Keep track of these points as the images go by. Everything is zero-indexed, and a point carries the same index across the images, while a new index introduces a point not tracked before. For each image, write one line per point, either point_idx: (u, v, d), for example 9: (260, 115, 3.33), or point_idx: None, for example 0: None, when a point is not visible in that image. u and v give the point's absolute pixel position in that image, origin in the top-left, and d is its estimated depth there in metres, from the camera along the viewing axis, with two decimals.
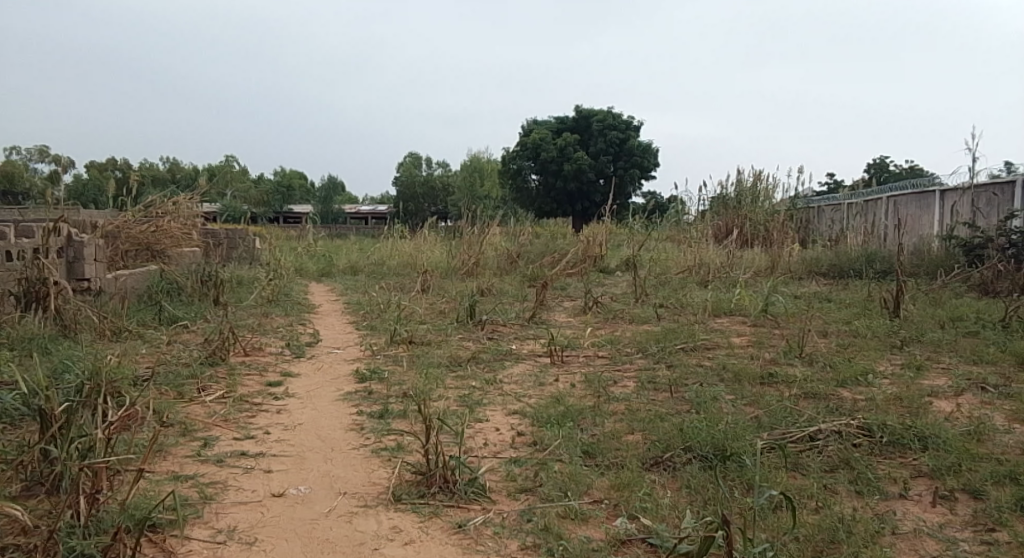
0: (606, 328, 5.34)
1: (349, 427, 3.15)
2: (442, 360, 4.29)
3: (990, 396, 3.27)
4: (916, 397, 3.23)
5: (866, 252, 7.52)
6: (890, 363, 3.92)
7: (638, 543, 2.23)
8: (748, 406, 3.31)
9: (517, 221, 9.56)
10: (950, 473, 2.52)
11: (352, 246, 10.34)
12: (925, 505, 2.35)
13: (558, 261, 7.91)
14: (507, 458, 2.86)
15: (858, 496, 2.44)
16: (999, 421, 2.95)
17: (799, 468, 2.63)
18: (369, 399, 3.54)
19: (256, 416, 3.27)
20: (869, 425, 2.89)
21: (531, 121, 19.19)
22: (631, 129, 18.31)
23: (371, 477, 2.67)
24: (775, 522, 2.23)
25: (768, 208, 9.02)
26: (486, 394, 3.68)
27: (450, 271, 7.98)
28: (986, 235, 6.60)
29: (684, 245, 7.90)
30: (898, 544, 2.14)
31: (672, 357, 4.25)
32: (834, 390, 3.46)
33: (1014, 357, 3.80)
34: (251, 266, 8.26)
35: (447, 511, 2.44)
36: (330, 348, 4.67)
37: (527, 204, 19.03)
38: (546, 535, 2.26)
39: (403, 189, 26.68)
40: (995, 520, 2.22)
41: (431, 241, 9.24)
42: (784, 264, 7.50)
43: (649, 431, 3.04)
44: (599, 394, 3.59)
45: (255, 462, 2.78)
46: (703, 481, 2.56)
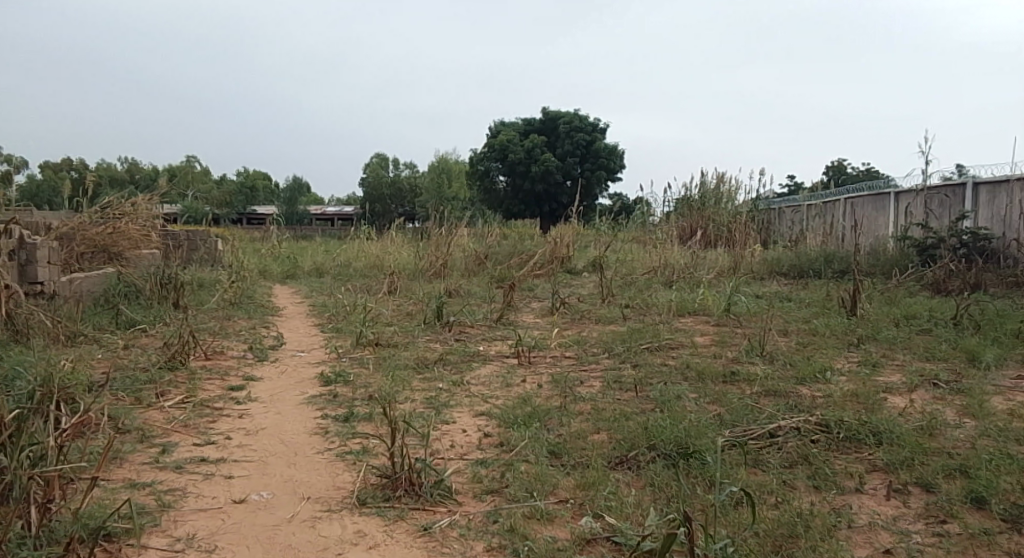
0: (572, 329, 5.38)
1: (314, 431, 3.11)
2: (408, 362, 4.27)
3: (942, 391, 3.37)
4: (872, 394, 3.31)
5: (825, 253, 7.69)
6: (847, 360, 4.01)
7: (603, 542, 2.24)
8: (711, 404, 3.36)
9: (485, 222, 9.57)
10: (904, 467, 2.59)
11: (318, 248, 10.24)
12: (880, 499, 2.41)
13: (526, 262, 7.94)
14: (473, 460, 2.86)
15: (816, 490, 2.49)
16: (950, 416, 3.04)
17: (759, 464, 2.67)
18: (333, 402, 3.51)
19: (217, 421, 3.22)
20: (827, 421, 2.95)
21: (498, 122, 19.19)
22: (597, 131, 18.45)
23: (336, 481, 2.65)
24: (736, 518, 2.27)
25: (731, 209, 9.17)
26: (453, 396, 3.67)
27: (418, 273, 7.95)
28: (939, 236, 6.87)
29: (649, 245, 7.99)
30: (853, 537, 2.19)
31: (638, 357, 4.30)
32: (793, 388, 3.53)
33: (965, 353, 3.92)
34: (214, 268, 8.12)
35: (412, 514, 2.43)
36: (294, 351, 4.62)
37: (494, 205, 19.03)
38: (512, 536, 2.27)
39: (369, 190, 26.49)
40: (947, 513, 2.28)
41: (399, 242, 9.19)
42: (746, 264, 7.63)
43: (614, 430, 3.07)
44: (565, 394, 3.62)
45: (216, 467, 2.74)
46: (667, 479, 2.59)
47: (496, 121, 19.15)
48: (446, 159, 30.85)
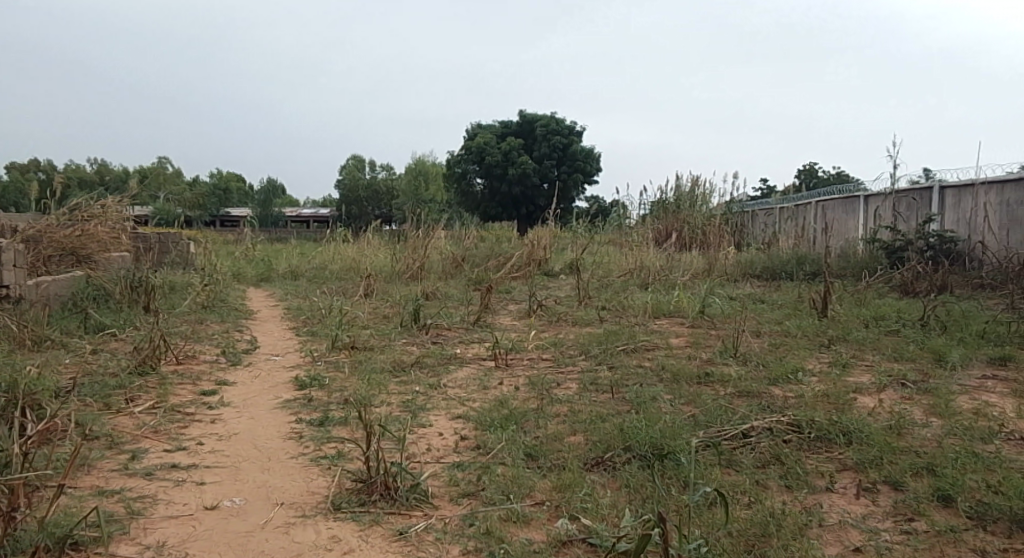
0: (549, 331, 5.39)
1: (288, 436, 3.09)
2: (384, 366, 4.25)
3: (909, 391, 3.43)
4: (842, 394, 3.37)
5: (797, 255, 7.80)
6: (819, 361, 4.07)
7: (579, 543, 2.25)
8: (686, 405, 3.39)
9: (462, 224, 9.56)
10: (873, 465, 2.63)
11: (293, 250, 10.15)
12: (850, 498, 2.45)
13: (503, 265, 7.94)
14: (449, 463, 2.86)
15: (788, 490, 2.52)
16: (918, 415, 3.09)
17: (733, 465, 2.70)
18: (308, 406, 3.48)
19: (189, 426, 3.18)
20: (799, 421, 2.99)
21: (475, 124, 19.20)
22: (573, 134, 18.53)
23: (310, 486, 2.63)
24: (709, 518, 2.29)
25: (705, 212, 9.26)
26: (430, 399, 3.66)
27: (394, 275, 7.92)
28: (907, 238, 6.99)
29: (625, 248, 8.03)
30: (824, 535, 2.22)
31: (614, 359, 4.32)
32: (766, 388, 3.57)
33: (932, 354, 4.00)
34: (186, 271, 8.02)
35: (387, 518, 2.42)
36: (268, 355, 4.57)
37: (471, 208, 19.01)
38: (488, 539, 2.27)
39: (345, 192, 26.32)
40: (914, 511, 2.32)
41: (375, 245, 9.15)
42: (720, 266, 7.72)
43: (591, 431, 3.08)
44: (542, 396, 3.62)
45: (187, 474, 2.70)
46: (642, 480, 2.61)
47: (472, 124, 19.13)
48: (422, 161, 30.77)
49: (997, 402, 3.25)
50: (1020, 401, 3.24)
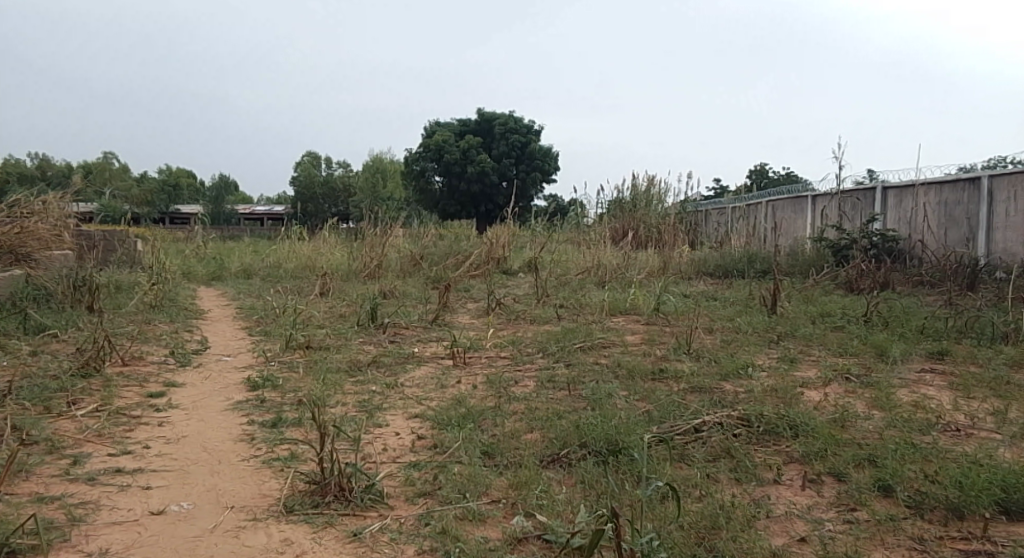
0: (508, 329, 5.40)
1: (239, 438, 3.03)
2: (340, 365, 4.20)
3: (853, 385, 3.53)
4: (790, 388, 3.46)
5: (748, 253, 7.97)
6: (768, 356, 4.17)
7: (534, 540, 2.27)
8: (640, 401, 3.43)
9: (420, 222, 9.52)
10: (818, 457, 2.70)
11: (247, 248, 9.96)
12: (797, 489, 2.52)
13: (462, 263, 7.93)
14: (405, 462, 2.85)
15: (737, 482, 2.58)
16: (860, 408, 3.20)
17: (685, 459, 2.75)
18: (260, 407, 3.43)
19: (135, 430, 3.10)
20: (748, 415, 3.06)
21: (433, 122, 19.12)
22: (532, 133, 18.62)
23: (261, 489, 2.59)
24: (662, 512, 2.34)
25: (661, 211, 9.39)
26: (386, 398, 3.64)
27: (351, 274, 7.84)
28: (852, 237, 7.17)
29: (582, 246, 8.09)
30: (771, 527, 2.28)
31: (571, 356, 4.36)
32: (718, 383, 3.65)
33: (874, 349, 4.13)
34: (133, 270, 7.81)
35: (342, 520, 2.40)
36: (219, 355, 4.48)
37: (430, 206, 18.90)
38: (443, 538, 2.27)
39: (301, 189, 25.91)
40: (856, 501, 2.39)
41: (331, 243, 9.03)
42: (675, 264, 7.83)
43: (547, 429, 3.10)
44: (500, 394, 3.63)
45: (132, 478, 2.64)
46: (597, 476, 2.63)
47: (430, 121, 19.01)
48: (380, 159, 30.50)
49: (935, 394, 3.37)
50: (956, 393, 3.37)
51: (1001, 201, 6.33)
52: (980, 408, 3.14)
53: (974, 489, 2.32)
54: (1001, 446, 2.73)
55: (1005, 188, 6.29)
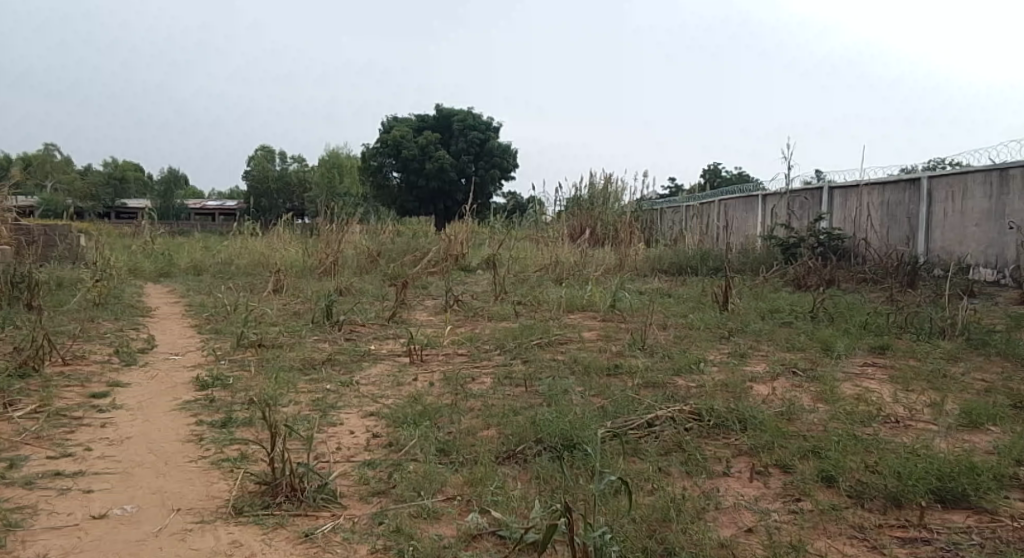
0: (465, 326, 5.40)
1: (187, 439, 2.97)
2: (293, 364, 4.14)
3: (800, 379, 3.63)
4: (739, 383, 3.53)
5: (701, 251, 8.10)
6: (719, 351, 4.25)
7: (488, 537, 2.27)
8: (596, 396, 3.47)
9: (378, 218, 9.43)
10: (766, 450, 2.77)
11: (197, 244, 9.73)
12: (745, 481, 2.57)
13: (420, 260, 7.89)
14: (360, 461, 2.82)
15: (688, 475, 2.63)
16: (806, 401, 3.28)
17: (638, 453, 2.79)
18: (210, 407, 3.36)
19: (75, 431, 3.01)
20: (699, 410, 3.12)
21: (391, 117, 18.95)
22: (491, 130, 18.62)
23: (209, 490, 2.53)
24: (615, 506, 2.36)
25: (617, 209, 9.50)
26: (341, 397, 3.60)
27: (306, 270, 7.73)
28: (800, 236, 7.35)
29: (541, 243, 8.12)
30: (720, 518, 2.32)
31: (528, 353, 4.37)
32: (671, 378, 3.70)
33: (820, 344, 4.24)
34: (76, 266, 7.56)
35: (293, 521, 2.37)
36: (166, 354, 4.38)
37: (387, 203, 18.73)
38: (397, 536, 2.25)
39: (254, 184, 25.40)
40: (801, 491, 2.45)
41: (286, 239, 8.89)
42: (631, 261, 7.92)
43: (503, 425, 3.11)
44: (456, 391, 3.62)
45: (74, 481, 2.56)
46: (552, 471, 2.65)
47: (388, 117, 18.85)
48: (336, 154, 30.14)
49: (876, 387, 3.48)
50: (895, 386, 3.49)
51: (940, 202, 6.56)
52: (918, 401, 3.26)
53: (912, 479, 2.40)
54: (937, 436, 2.83)
55: (944, 188, 6.53)
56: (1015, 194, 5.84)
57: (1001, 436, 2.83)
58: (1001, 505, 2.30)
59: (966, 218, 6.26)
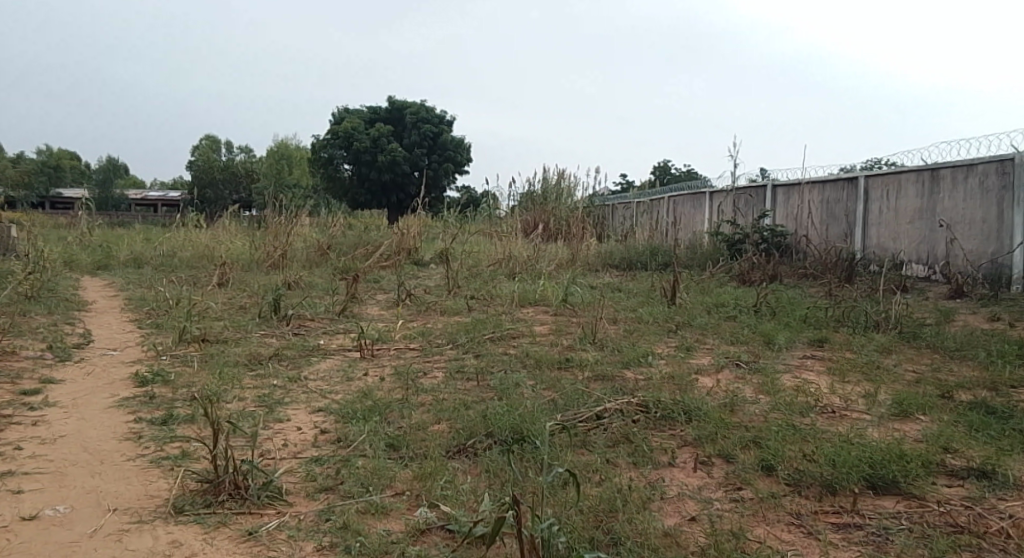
0: (417, 320, 5.37)
1: (125, 437, 2.88)
2: (238, 359, 4.05)
3: (743, 371, 3.72)
4: (685, 375, 3.61)
5: (651, 246, 8.22)
6: (667, 345, 4.33)
7: (437, 531, 2.26)
8: (547, 390, 3.49)
9: (328, 211, 9.31)
10: (709, 440, 2.83)
11: (137, 236, 9.43)
12: (689, 471, 2.63)
13: (371, 254, 7.82)
14: (307, 458, 2.78)
15: (634, 466, 2.67)
16: (748, 393, 3.36)
17: (586, 446, 2.82)
18: (149, 404, 3.27)
19: (4, 430, 2.89)
20: (647, 402, 3.17)
21: (341, 108, 18.67)
22: (444, 123, 18.52)
23: (148, 489, 2.47)
24: (563, 497, 2.39)
25: (570, 205, 9.57)
26: (288, 392, 3.54)
27: (253, 264, 7.58)
28: (745, 232, 7.51)
29: (494, 237, 8.12)
30: (664, 508, 2.37)
31: (480, 347, 4.37)
32: (619, 371, 3.76)
33: (762, 337, 4.36)
34: (7, 257, 7.25)
35: (236, 519, 2.32)
36: (104, 349, 4.23)
37: (338, 195, 18.43)
38: (344, 533, 2.23)
39: (199, 174, 24.73)
40: (742, 480, 2.52)
41: (232, 232, 8.68)
42: (583, 256, 7.99)
43: (454, 419, 3.10)
44: (407, 386, 3.60)
45: (2, 482, 2.46)
46: (501, 465, 2.66)
47: (339, 108, 18.56)
48: (285, 146, 29.59)
49: (814, 379, 3.59)
50: (833, 377, 3.61)
51: (876, 200, 6.79)
52: (854, 391, 3.37)
53: (846, 466, 2.49)
54: (870, 426, 2.94)
55: (880, 187, 6.75)
56: (944, 193, 6.08)
57: (929, 425, 2.95)
58: (928, 490, 2.40)
59: (900, 216, 6.50)
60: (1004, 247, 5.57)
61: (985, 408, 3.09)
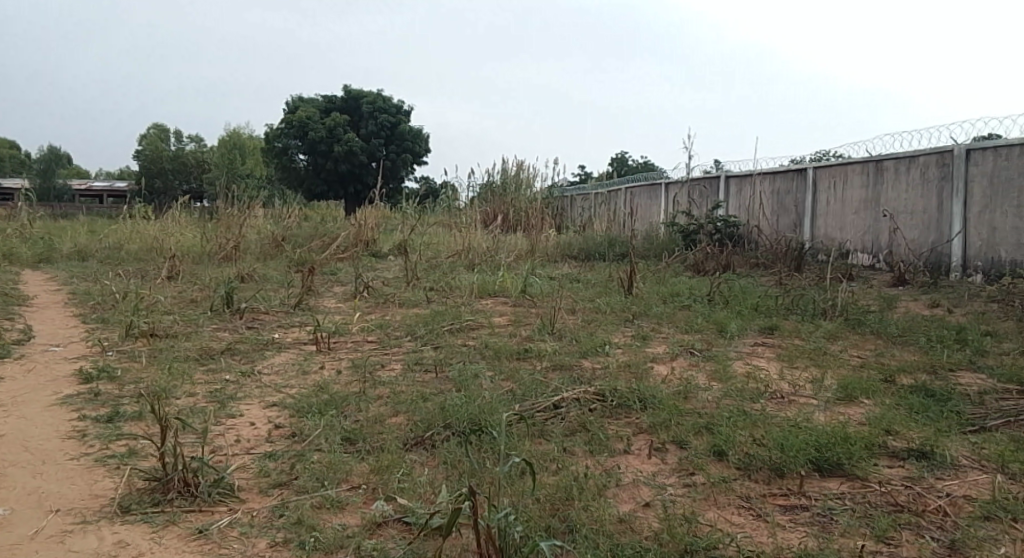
0: (375, 312, 5.33)
1: (68, 435, 2.80)
2: (189, 354, 3.97)
3: (696, 358, 3.79)
4: (641, 363, 3.66)
5: (608, 238, 8.29)
6: (623, 334, 4.38)
7: (393, 524, 2.25)
8: (505, 381, 3.49)
9: (283, 202, 9.15)
10: (663, 427, 2.87)
11: (82, 228, 9.13)
12: (644, 458, 2.66)
13: (329, 245, 7.71)
14: (261, 453, 2.74)
15: (591, 454, 2.70)
16: (701, 380, 3.42)
17: (544, 435, 2.83)
18: (94, 401, 3.18)
19: None
20: (603, 391, 3.21)
21: (296, 97, 18.34)
22: (402, 113, 18.38)
23: (93, 489, 2.40)
24: (520, 487, 2.40)
25: (529, 196, 9.59)
26: (242, 387, 3.48)
27: (205, 255, 7.41)
28: (699, 223, 7.61)
29: (453, 228, 8.09)
30: (619, 494, 2.40)
31: (439, 339, 4.35)
32: (577, 361, 3.79)
33: (715, 325, 4.44)
34: None
35: (186, 517, 2.27)
36: (45, 346, 4.10)
37: (294, 185, 18.10)
38: (298, 529, 2.20)
39: (148, 164, 24.06)
40: (695, 465, 2.56)
41: (182, 224, 8.47)
42: (542, 247, 8.01)
43: (412, 412, 3.09)
44: (364, 379, 3.57)
45: None
46: (459, 456, 2.65)
47: (294, 97, 18.23)
48: (238, 136, 28.95)
49: (765, 365, 3.68)
50: (782, 363, 3.71)
51: (825, 191, 6.97)
52: (802, 377, 3.47)
53: (793, 450, 2.56)
54: (817, 410, 3.02)
55: (827, 178, 6.94)
56: (888, 184, 6.26)
57: (872, 408, 3.05)
58: (871, 471, 2.48)
59: (847, 206, 6.67)
60: (943, 236, 5.76)
61: (924, 391, 3.21)
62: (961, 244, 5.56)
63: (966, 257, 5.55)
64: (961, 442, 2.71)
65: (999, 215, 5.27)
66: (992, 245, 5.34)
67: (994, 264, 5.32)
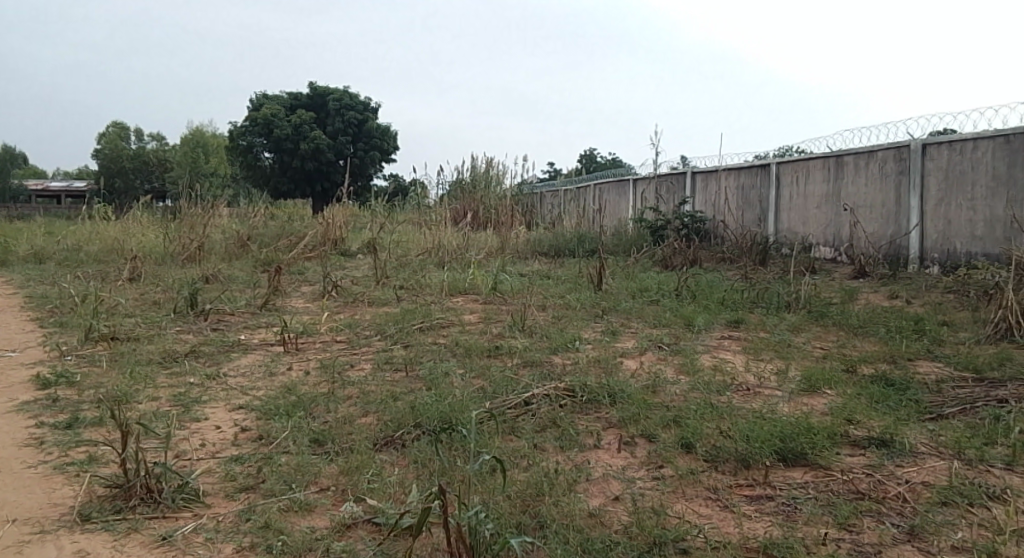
0: (344, 312, 5.28)
1: (25, 443, 2.73)
2: (152, 357, 3.89)
3: (664, 353, 3.83)
4: (610, 358, 3.69)
5: (578, 234, 8.33)
6: (593, 330, 4.39)
7: (363, 525, 2.24)
8: (476, 378, 3.48)
9: (249, 201, 9.01)
10: (632, 421, 2.90)
11: (38, 230, 8.88)
12: (613, 452, 2.68)
13: (296, 245, 7.62)
14: (227, 457, 2.70)
15: (561, 449, 2.71)
16: (670, 374, 3.46)
17: (514, 431, 2.84)
18: (52, 407, 3.10)
19: None
20: (573, 387, 3.22)
21: (260, 94, 18.08)
22: (369, 111, 18.25)
23: (51, 497, 2.34)
24: (491, 484, 2.40)
25: (498, 193, 9.58)
26: (206, 390, 3.43)
27: (168, 256, 7.26)
28: (666, 218, 7.69)
29: (423, 226, 8.05)
30: (589, 489, 2.41)
31: (409, 337, 4.33)
32: (548, 357, 3.80)
33: (684, 319, 4.49)
34: None
35: (149, 523, 2.23)
36: (0, 351, 3.99)
37: (260, 184, 17.85)
38: (265, 532, 2.18)
39: (107, 163, 23.51)
40: (663, 459, 2.59)
41: (143, 225, 8.29)
42: (512, 244, 8.01)
43: (382, 411, 3.07)
44: (333, 379, 3.54)
45: None
46: (430, 454, 2.64)
47: (258, 94, 17.98)
48: (201, 133, 28.45)
49: (731, 358, 3.73)
50: (748, 355, 3.76)
51: (787, 186, 7.09)
52: (767, 369, 3.52)
53: (759, 441, 2.59)
54: (781, 401, 3.07)
55: (790, 173, 7.05)
56: (848, 178, 6.38)
57: (835, 398, 3.11)
58: (833, 460, 2.52)
59: (809, 201, 6.79)
60: (901, 228, 5.89)
61: (884, 381, 3.28)
62: (918, 237, 5.68)
63: (923, 249, 5.68)
64: (920, 429, 2.78)
65: (954, 208, 5.40)
66: (947, 238, 5.48)
67: (950, 256, 5.45)
